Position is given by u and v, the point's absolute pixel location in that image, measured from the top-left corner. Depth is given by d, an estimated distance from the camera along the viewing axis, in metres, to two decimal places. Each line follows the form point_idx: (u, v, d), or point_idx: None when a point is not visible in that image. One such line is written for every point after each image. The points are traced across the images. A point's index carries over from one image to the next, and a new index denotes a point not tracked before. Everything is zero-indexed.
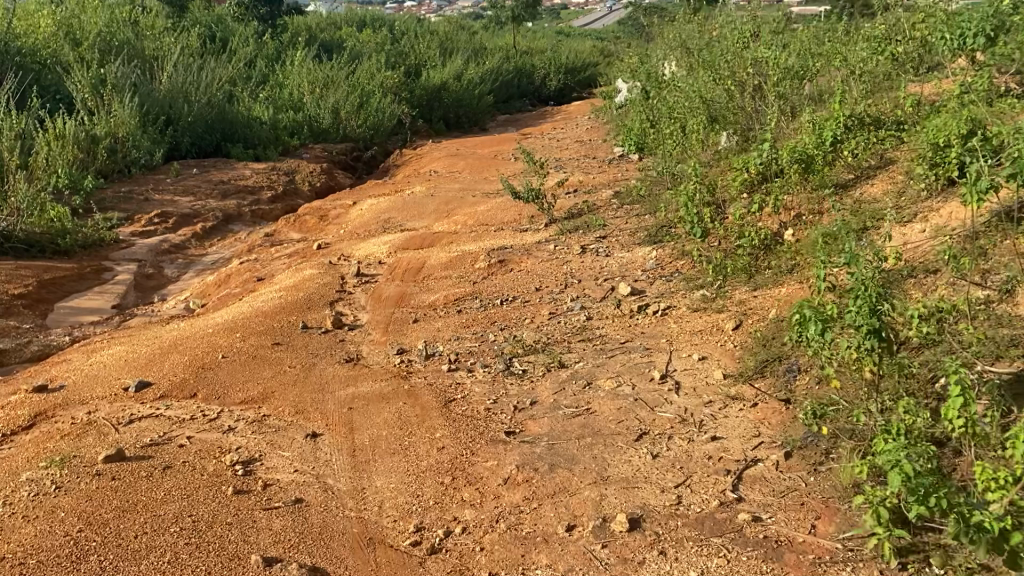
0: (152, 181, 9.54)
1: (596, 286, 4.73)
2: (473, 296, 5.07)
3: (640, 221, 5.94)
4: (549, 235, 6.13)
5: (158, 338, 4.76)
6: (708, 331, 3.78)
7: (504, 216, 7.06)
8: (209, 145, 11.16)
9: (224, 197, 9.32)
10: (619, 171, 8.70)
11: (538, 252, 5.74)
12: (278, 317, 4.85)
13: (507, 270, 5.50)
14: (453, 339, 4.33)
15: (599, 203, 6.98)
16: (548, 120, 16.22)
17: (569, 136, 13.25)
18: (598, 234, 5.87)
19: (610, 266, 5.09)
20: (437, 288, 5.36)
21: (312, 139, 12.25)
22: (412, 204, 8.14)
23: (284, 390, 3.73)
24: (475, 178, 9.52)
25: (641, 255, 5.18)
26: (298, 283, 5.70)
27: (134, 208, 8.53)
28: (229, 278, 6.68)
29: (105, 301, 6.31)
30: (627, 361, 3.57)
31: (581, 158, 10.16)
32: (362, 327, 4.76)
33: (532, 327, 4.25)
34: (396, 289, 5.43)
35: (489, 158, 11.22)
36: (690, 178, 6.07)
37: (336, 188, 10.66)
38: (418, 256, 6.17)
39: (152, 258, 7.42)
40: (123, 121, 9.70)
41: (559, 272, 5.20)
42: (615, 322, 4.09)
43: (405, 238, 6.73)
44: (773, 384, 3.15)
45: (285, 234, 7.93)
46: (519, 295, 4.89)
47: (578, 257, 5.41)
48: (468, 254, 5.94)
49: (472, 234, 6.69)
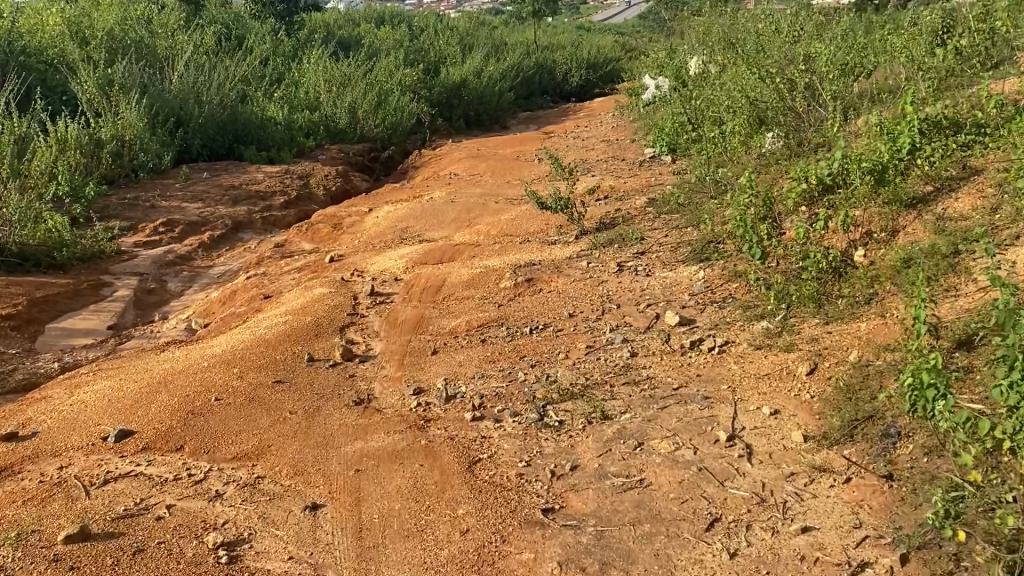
0: (159, 186, 9.09)
1: (640, 313, 4.17)
2: (497, 323, 4.51)
3: (682, 234, 5.37)
4: (580, 249, 5.57)
5: (148, 369, 4.27)
6: (777, 376, 3.22)
7: (530, 226, 6.52)
8: (221, 147, 10.70)
9: (235, 203, 8.85)
10: (652, 174, 8.11)
11: (570, 269, 5.16)
12: (283, 347, 4.34)
13: (536, 290, 4.94)
14: (476, 376, 3.79)
15: (634, 211, 6.41)
16: (571, 117, 15.63)
17: (595, 135, 12.68)
18: (636, 248, 5.29)
19: (654, 288, 4.51)
20: (458, 312, 4.82)
21: (328, 139, 11.77)
22: (431, 212, 7.62)
23: (281, 446, 3.22)
24: (498, 182, 8.98)
25: (687, 276, 4.60)
26: (307, 303, 5.18)
27: (138, 216, 8.08)
28: (235, 294, 6.20)
29: (102, 321, 5.85)
30: (684, 415, 3.02)
31: (609, 160, 9.59)
32: (374, 359, 4.24)
33: (568, 364, 3.69)
34: (413, 313, 4.90)
35: (512, 159, 10.69)
36: (738, 188, 5.47)
37: (352, 192, 10.16)
38: (438, 272, 5.63)
39: (155, 271, 6.97)
40: (130, 123, 9.28)
41: (595, 294, 4.63)
42: (665, 361, 3.53)
43: (424, 251, 6.20)
44: (867, 453, 2.60)
45: (297, 244, 7.44)
46: (551, 322, 4.33)
47: (616, 276, 4.84)
48: (492, 271, 5.38)
49: (495, 246, 6.14)
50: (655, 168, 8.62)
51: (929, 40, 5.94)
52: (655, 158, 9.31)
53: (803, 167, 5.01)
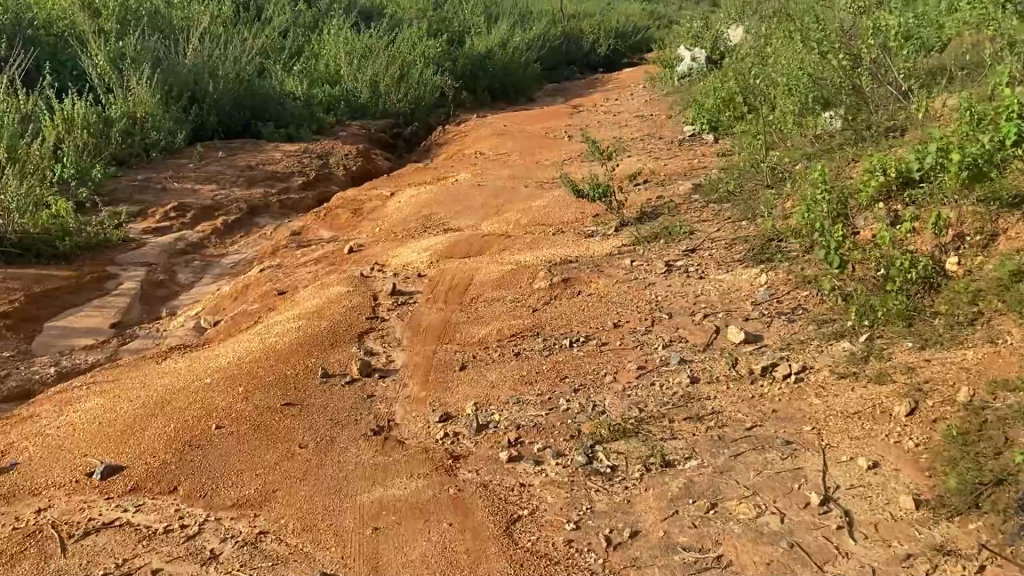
0: (172, 166, 8.65)
1: (697, 327, 3.66)
2: (532, 332, 4.02)
3: (736, 228, 4.86)
4: (623, 243, 5.04)
5: (146, 383, 3.83)
6: (869, 416, 2.73)
7: (564, 215, 6.03)
8: (237, 124, 10.22)
9: (250, 185, 8.41)
10: (694, 155, 7.55)
11: (612, 267, 4.66)
12: (295, 359, 3.88)
13: (575, 293, 4.44)
14: (511, 402, 3.31)
15: (678, 199, 5.88)
16: (600, 90, 15.00)
17: (627, 110, 12.08)
18: (686, 244, 4.77)
19: (710, 295, 4.00)
20: (488, 317, 4.33)
21: (349, 114, 11.28)
22: (456, 196, 7.14)
23: (287, 491, 2.78)
24: (528, 163, 8.46)
25: (748, 281, 4.08)
26: (323, 304, 4.73)
27: (149, 199, 7.67)
28: (247, 289, 5.78)
29: (104, 318, 5.45)
30: (763, 467, 2.54)
31: (645, 138, 9.02)
32: (396, 374, 3.77)
33: (617, 391, 3.20)
34: (437, 317, 4.42)
35: (542, 137, 10.15)
36: (800, 178, 4.93)
37: (373, 171, 9.68)
38: (465, 268, 5.15)
39: (164, 260, 6.56)
40: (142, 100, 9.00)
41: (644, 299, 4.12)
42: (733, 395, 3.03)
43: (449, 243, 5.72)
44: (1001, 532, 2.14)
45: (315, 232, 7.00)
46: (595, 333, 3.83)
47: (664, 278, 4.33)
48: (525, 269, 4.89)
49: (527, 239, 5.65)
50: (697, 147, 8.05)
51: (1015, 9, 5.32)
52: (695, 137, 8.73)
53: (876, 157, 4.45)
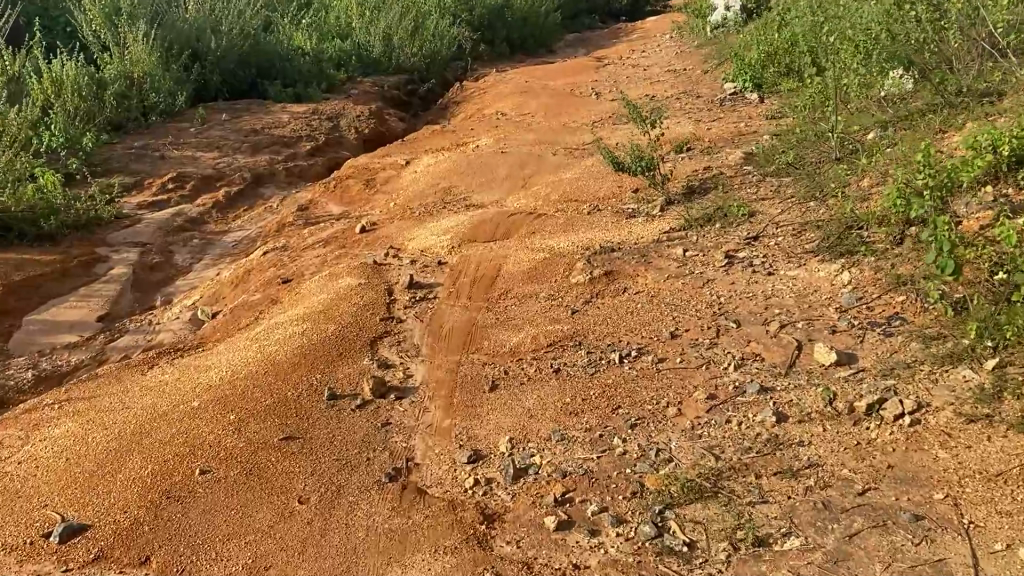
0: (172, 130, 8.04)
1: (772, 343, 3.07)
2: (573, 341, 3.44)
3: (802, 210, 4.23)
4: (671, 225, 4.44)
5: (126, 405, 3.29)
6: (1018, 481, 2.16)
7: (600, 188, 5.47)
8: (242, 83, 9.55)
9: (255, 150, 7.80)
10: (739, 117, 6.89)
11: (662, 257, 4.05)
12: (298, 377, 3.33)
13: (620, 290, 3.84)
14: (554, 438, 2.74)
15: (729, 171, 5.26)
16: (625, 39, 14.23)
17: (655, 63, 11.31)
18: (747, 229, 4.15)
19: (784, 299, 3.40)
20: (519, 321, 3.75)
21: (361, 71, 10.59)
22: (478, 165, 6.52)
23: (283, 570, 2.27)
24: (554, 125, 7.81)
25: (826, 280, 3.48)
26: (330, 300, 4.16)
27: (145, 169, 7.10)
28: (249, 275, 5.23)
29: (90, 310, 4.94)
30: (892, 559, 2.01)
31: (681, 96, 8.36)
32: (415, 395, 3.22)
33: (685, 431, 2.63)
34: (462, 320, 3.88)
35: (567, 94, 9.46)
36: (880, 155, 4.30)
37: (387, 134, 9.04)
38: (491, 257, 4.59)
39: (160, 239, 6.02)
40: (139, 59, 8.36)
41: (704, 300, 3.53)
42: (832, 440, 2.44)
43: (472, 224, 5.14)
44: None
45: (324, 206, 6.42)
46: (649, 345, 3.25)
47: (725, 275, 3.72)
48: (560, 259, 4.30)
49: (560, 219, 5.06)
50: (741, 107, 7.37)
51: None
52: (736, 95, 8.02)
53: (975, 130, 3.80)
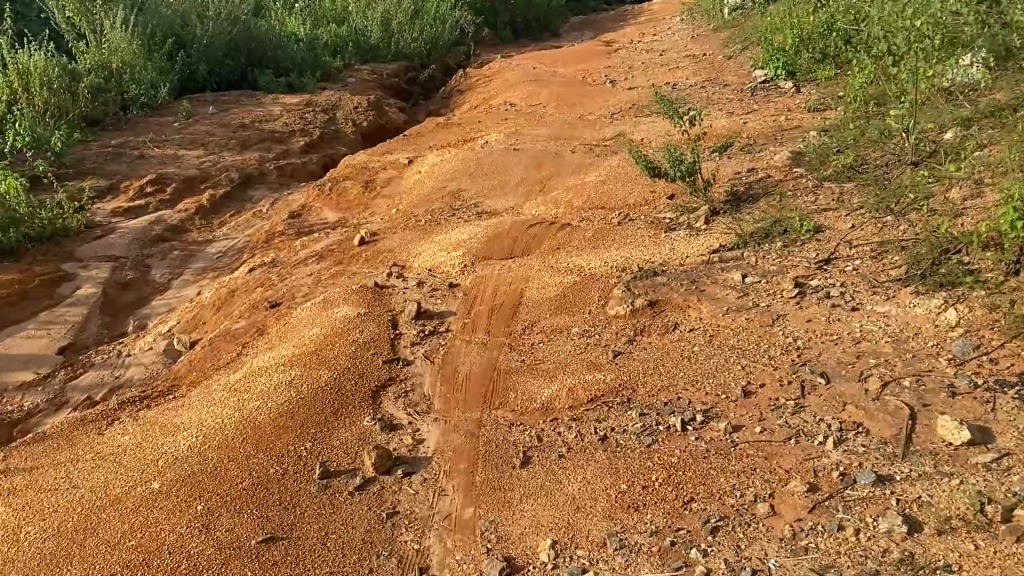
0: (153, 125, 7.39)
1: (876, 409, 2.45)
2: (619, 396, 2.81)
3: (878, 224, 3.61)
4: (722, 241, 3.82)
5: (73, 481, 2.69)
6: None
7: (631, 193, 4.85)
8: (232, 72, 8.84)
9: (243, 147, 7.15)
10: (776, 109, 6.25)
11: (715, 284, 3.43)
12: (283, 448, 2.71)
13: (669, 327, 3.22)
14: (610, 546, 2.13)
15: (777, 174, 4.64)
16: (635, 21, 13.59)
17: (671, 47, 10.63)
18: (816, 250, 3.52)
19: (878, 345, 2.78)
20: (550, 365, 3.12)
21: (358, 58, 9.92)
22: (489, 165, 5.89)
23: None
24: (569, 118, 7.16)
25: (926, 319, 2.86)
26: (324, 334, 3.52)
27: (121, 170, 6.46)
28: (233, 296, 4.61)
29: (50, 342, 4.36)
30: None
31: (707, 85, 7.70)
32: (427, 469, 2.61)
33: (784, 542, 2.03)
34: (480, 362, 3.26)
35: (579, 82, 8.79)
36: (968, 162, 3.67)
37: (388, 127, 8.38)
38: (511, 278, 3.96)
39: (136, 252, 5.40)
40: (118, 48, 7.72)
41: (777, 345, 2.91)
42: (990, 566, 1.85)
43: (487, 237, 4.52)
44: None
45: (319, 212, 5.78)
46: (717, 407, 2.63)
47: (798, 311, 3.10)
48: (593, 284, 3.67)
49: (587, 230, 4.44)
50: (774, 98, 6.72)
51: None
52: (767, 84, 7.34)
53: None
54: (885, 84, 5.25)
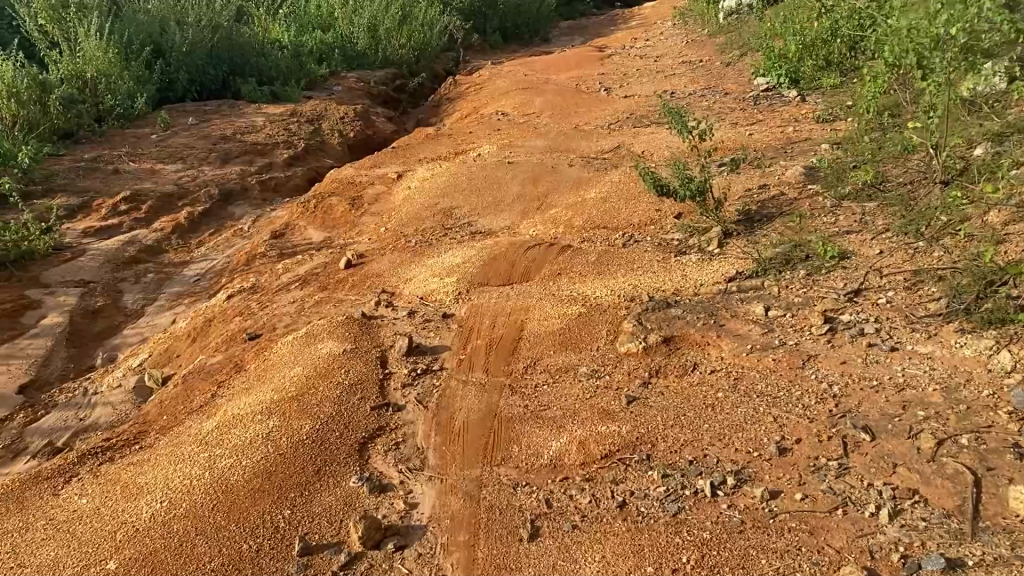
0: (129, 138, 7.05)
1: (932, 474, 2.17)
2: (637, 453, 2.51)
3: (909, 250, 3.33)
4: (740, 267, 3.53)
5: (19, 559, 2.39)
6: None
7: (635, 212, 4.56)
8: (214, 81, 8.44)
9: (224, 161, 6.82)
10: (783, 120, 5.98)
11: (736, 317, 3.14)
12: (258, 518, 2.40)
13: (688, 368, 2.93)
14: None
15: (790, 191, 4.35)
16: (627, 26, 13.36)
17: (667, 53, 10.36)
18: (843, 279, 3.23)
19: (925, 393, 2.49)
20: (556, 412, 2.81)
21: (345, 65, 9.61)
22: (483, 180, 5.59)
23: None
24: (564, 128, 6.87)
25: (977, 362, 2.58)
26: (307, 374, 3.20)
27: (94, 186, 6.12)
28: (210, 326, 4.29)
29: (10, 379, 4.03)
30: None
31: (707, 93, 7.43)
32: (423, 541, 2.30)
33: None
34: (479, 407, 2.95)
35: (573, 90, 8.51)
36: (1006, 181, 3.39)
37: (375, 138, 8.07)
38: (510, 308, 3.66)
39: (107, 276, 5.07)
40: (92, 56, 7.37)
41: (811, 392, 2.62)
42: None
43: (484, 261, 4.22)
44: None
45: (303, 231, 5.46)
46: (750, 468, 2.34)
47: (831, 352, 2.81)
48: (601, 317, 3.37)
49: (591, 253, 4.14)
50: (778, 108, 6.45)
51: None
52: (770, 93, 7.05)
53: None
54: (901, 94, 4.97)
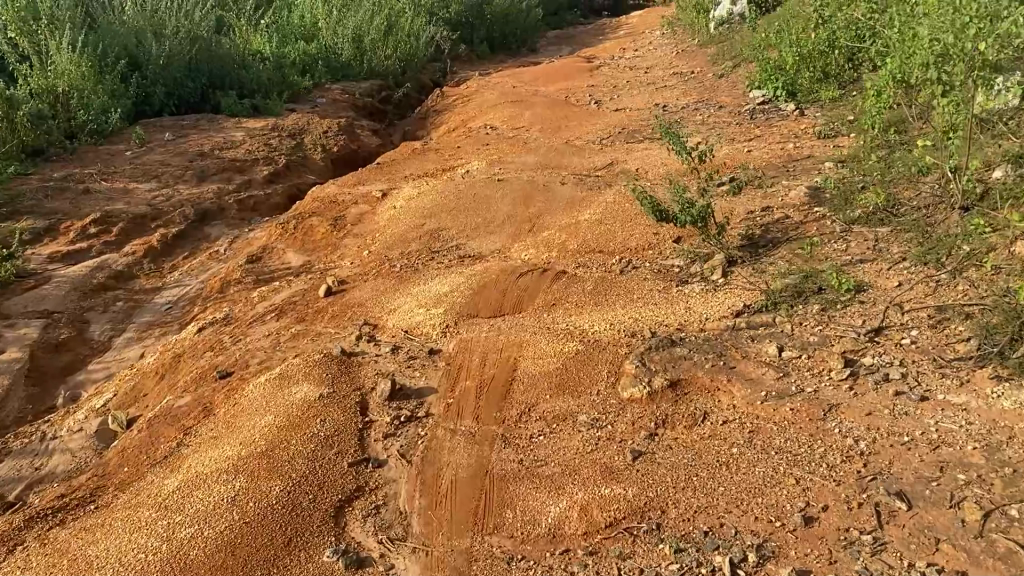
0: (102, 155, 6.75)
1: (982, 554, 1.95)
2: (646, 521, 2.26)
3: (932, 283, 3.09)
4: (749, 300, 3.28)
5: None
6: None
7: (632, 236, 4.31)
8: (192, 94, 8.09)
9: (201, 179, 6.54)
10: (782, 135, 5.76)
11: (748, 357, 2.89)
12: None
13: (697, 417, 2.67)
14: None
15: (795, 214, 4.12)
16: (616, 35, 13.18)
17: (658, 63, 10.16)
18: (861, 316, 2.99)
19: (964, 453, 2.25)
20: (554, 469, 2.56)
21: (328, 76, 9.34)
22: (471, 199, 5.33)
23: None
24: (555, 143, 6.63)
25: (1018, 417, 2.34)
26: (279, 425, 2.95)
27: (63, 208, 5.82)
28: (180, 361, 4.01)
29: None
30: None
31: (702, 106, 7.21)
32: None
33: None
34: (468, 461, 2.70)
35: (563, 103, 8.27)
36: None
37: (359, 152, 7.80)
38: (501, 343, 3.39)
39: (73, 305, 4.78)
40: (64, 70, 7.06)
41: (835, 449, 2.37)
42: None
43: (473, 290, 3.95)
44: None
45: (282, 254, 5.18)
46: (773, 542, 2.10)
47: (854, 401, 2.56)
48: (600, 356, 3.11)
49: (587, 281, 3.89)
50: (776, 122, 6.24)
51: None
52: (766, 106, 6.84)
53: None
54: (907, 110, 4.76)
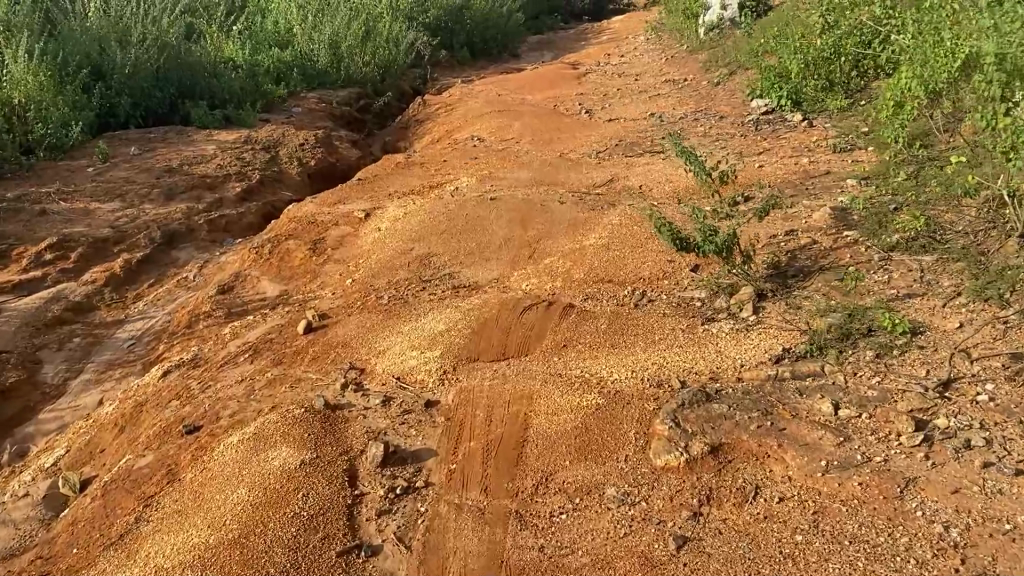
0: (61, 172, 6.25)
1: None
2: None
3: (1000, 325, 2.74)
4: (789, 343, 2.90)
5: None
6: None
7: (643, 265, 3.92)
8: (160, 105, 7.60)
9: (168, 197, 6.07)
10: (793, 148, 5.42)
11: (800, 416, 2.50)
12: None
13: (748, 493, 2.28)
14: None
15: (823, 239, 3.74)
16: (599, 40, 12.85)
17: (647, 70, 9.81)
18: (924, 365, 2.62)
19: None
20: (583, 561, 2.17)
21: (305, 84, 8.88)
22: (464, 220, 4.92)
23: None
24: (549, 156, 6.25)
25: None
26: (254, 502, 2.53)
27: (16, 232, 5.33)
28: (143, 411, 3.55)
29: None
30: None
31: (701, 116, 6.85)
32: None
33: None
34: (477, 548, 2.30)
35: (552, 113, 7.88)
36: None
37: (339, 166, 7.36)
38: (507, 394, 2.98)
39: (23, 342, 4.30)
40: (20, 81, 6.54)
41: (922, 539, 2.01)
42: None
43: (472, 328, 3.54)
44: None
45: (257, 282, 4.73)
46: None
47: (934, 475, 2.19)
48: (625, 412, 2.71)
49: (598, 317, 3.49)
50: (783, 134, 5.89)
51: None
52: (771, 115, 6.46)
53: None
54: (934, 123, 4.41)
